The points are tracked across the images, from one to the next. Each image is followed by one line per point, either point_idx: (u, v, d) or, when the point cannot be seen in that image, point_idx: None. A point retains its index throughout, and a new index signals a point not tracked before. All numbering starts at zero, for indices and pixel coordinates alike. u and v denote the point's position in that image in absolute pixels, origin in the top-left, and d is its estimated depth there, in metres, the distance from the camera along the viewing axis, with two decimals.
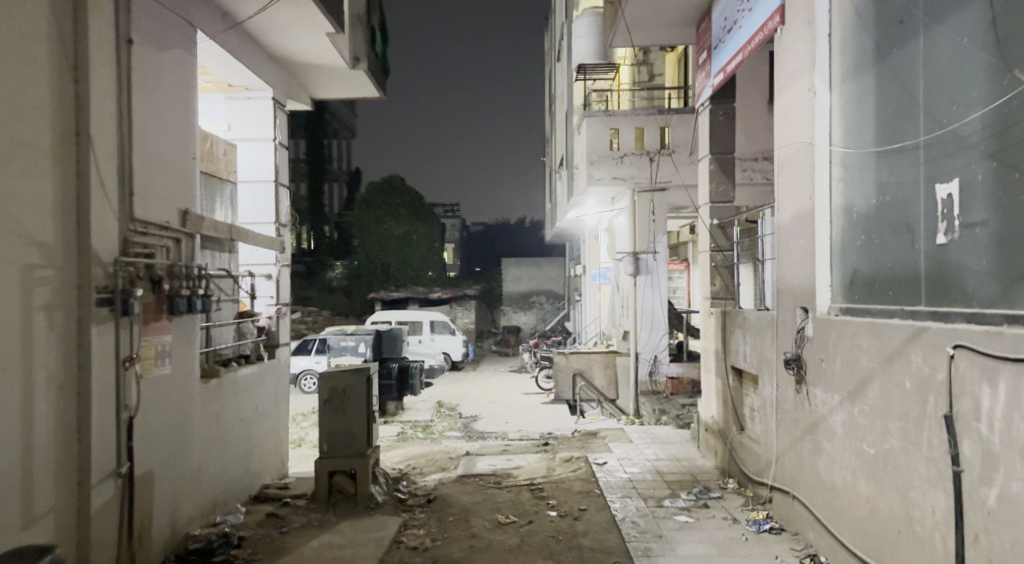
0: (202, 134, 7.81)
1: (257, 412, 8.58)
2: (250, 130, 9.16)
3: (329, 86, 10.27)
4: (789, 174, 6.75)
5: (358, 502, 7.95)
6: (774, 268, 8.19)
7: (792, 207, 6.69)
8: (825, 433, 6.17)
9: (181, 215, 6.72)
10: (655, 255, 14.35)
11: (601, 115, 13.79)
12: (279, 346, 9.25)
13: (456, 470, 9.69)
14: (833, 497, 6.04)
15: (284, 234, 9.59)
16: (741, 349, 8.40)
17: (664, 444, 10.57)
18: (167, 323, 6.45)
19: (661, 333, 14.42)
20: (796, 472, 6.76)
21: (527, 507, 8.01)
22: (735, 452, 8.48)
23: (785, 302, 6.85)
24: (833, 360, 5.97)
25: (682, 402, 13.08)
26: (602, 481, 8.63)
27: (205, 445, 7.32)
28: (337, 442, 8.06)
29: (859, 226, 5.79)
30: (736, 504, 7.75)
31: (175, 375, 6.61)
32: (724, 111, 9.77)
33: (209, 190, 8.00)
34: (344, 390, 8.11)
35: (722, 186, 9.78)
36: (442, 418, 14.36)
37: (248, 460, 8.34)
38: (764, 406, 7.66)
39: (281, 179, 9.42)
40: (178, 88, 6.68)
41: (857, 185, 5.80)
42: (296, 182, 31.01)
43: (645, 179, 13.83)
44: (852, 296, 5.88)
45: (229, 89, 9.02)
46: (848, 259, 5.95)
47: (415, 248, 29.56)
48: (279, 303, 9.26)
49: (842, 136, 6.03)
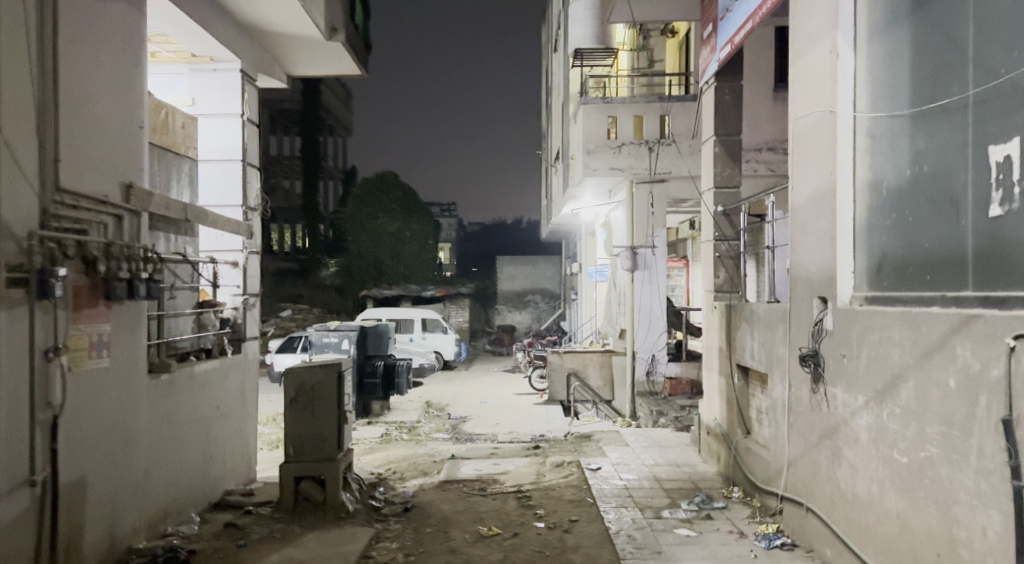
0: (156, 102, 7.09)
1: (218, 411, 7.84)
2: (217, 105, 8.45)
3: (304, 59, 9.53)
4: (807, 149, 6.03)
5: (327, 511, 7.22)
6: (774, 254, 7.62)
7: (809, 185, 5.97)
8: (847, 439, 5.45)
9: (125, 189, 6.01)
10: (654, 250, 13.66)
11: (598, 103, 12.95)
12: (246, 341, 8.46)
13: (438, 476, 8.96)
14: (855, 511, 5.32)
15: (253, 218, 8.82)
16: (748, 345, 7.68)
17: (663, 447, 9.87)
18: (105, 310, 5.75)
19: (659, 332, 13.62)
20: (811, 483, 6.04)
21: (512, 518, 7.28)
22: (740, 458, 7.77)
23: (800, 292, 6.14)
24: (857, 357, 5.27)
25: (681, 404, 12.43)
26: (596, 490, 7.89)
27: (153, 447, 6.58)
28: (304, 445, 7.32)
29: (889, 202, 5.09)
30: (743, 515, 7.04)
31: (115, 369, 5.89)
32: (731, 89, 9.05)
33: (163, 165, 7.30)
34: (313, 388, 7.36)
35: (728, 171, 9.06)
36: (430, 419, 13.68)
37: (207, 464, 7.60)
38: (773, 408, 6.96)
39: (249, 159, 8.68)
40: (124, 47, 5.99)
41: (888, 156, 5.09)
42: (288, 179, 30.78)
43: (644, 169, 13.07)
44: (881, 283, 5.18)
45: (193, 59, 8.29)
46: (876, 241, 5.26)
47: (411, 244, 28.64)
48: (246, 293, 8.50)
49: (871, 103, 5.32)
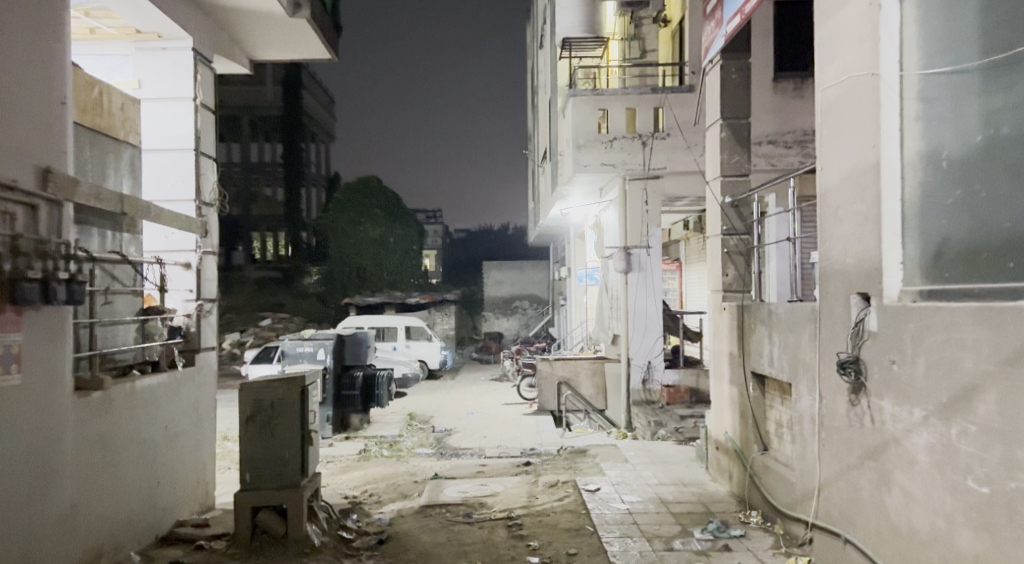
0: (88, 78, 6.22)
1: (166, 432, 6.89)
2: (165, 87, 7.49)
3: (264, 39, 8.58)
4: (837, 121, 5.16)
5: (289, 546, 6.30)
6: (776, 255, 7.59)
7: (841, 163, 5.11)
8: (898, 460, 4.60)
9: (41, 174, 5.11)
10: (649, 250, 12.73)
11: (588, 95, 12.09)
12: (201, 351, 7.51)
13: (418, 500, 8.03)
14: (910, 547, 4.50)
15: (209, 215, 7.87)
16: (765, 351, 6.82)
17: (666, 464, 8.98)
18: (14, 317, 4.88)
19: (655, 336, 12.71)
20: (850, 509, 5.17)
21: (502, 552, 6.36)
22: (758, 478, 6.93)
23: (832, 289, 5.26)
24: (912, 364, 4.45)
25: (681, 414, 11.53)
26: (596, 516, 7.00)
27: (83, 476, 5.64)
28: (262, 470, 6.40)
29: (950, 177, 4.32)
30: (765, 545, 6.20)
31: (28, 386, 5.03)
32: (738, 68, 8.14)
33: (96, 150, 6.40)
34: (273, 405, 6.44)
35: (735, 158, 8.13)
36: (413, 432, 12.74)
37: (154, 494, 6.66)
38: (798, 422, 6.09)
39: (203, 148, 7.72)
40: (36, 8, 5.10)
41: (950, 120, 4.33)
42: (268, 187, 29.34)
43: (637, 165, 12.17)
44: (939, 275, 4.38)
45: (138, 36, 7.36)
46: (930, 223, 4.46)
47: (394, 250, 27.78)
48: (201, 297, 7.57)
49: (922, 60, 4.51)
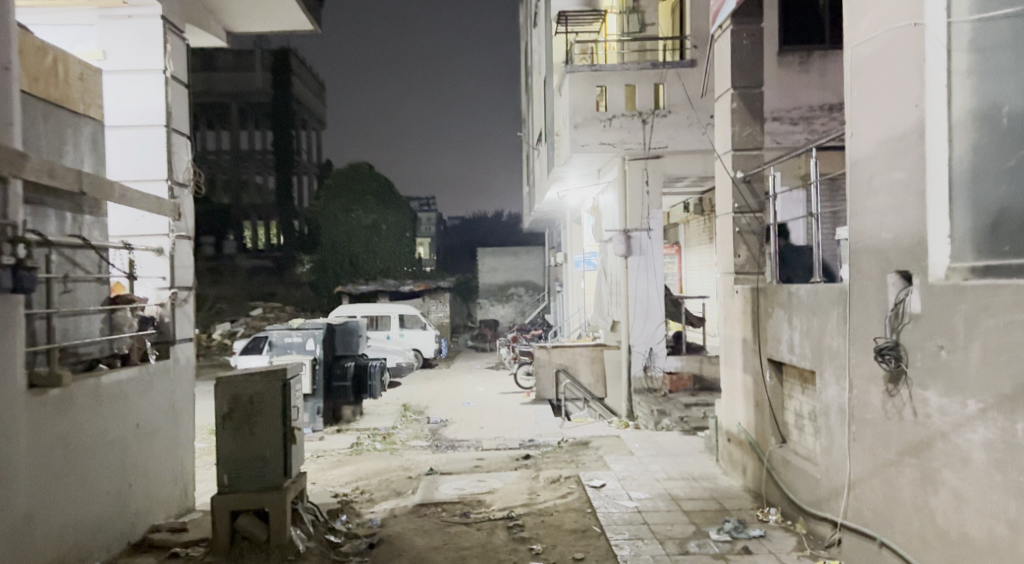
0: (42, 44, 5.68)
1: (138, 431, 6.36)
2: (132, 59, 6.93)
3: (240, 8, 7.99)
4: (870, 81, 4.63)
5: (271, 553, 5.77)
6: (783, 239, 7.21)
7: (874, 127, 4.59)
8: (946, 458, 4.11)
9: None
10: (650, 233, 12.14)
11: (586, 71, 11.50)
12: (176, 344, 6.98)
13: (412, 497, 7.52)
14: (962, 553, 4.02)
15: (183, 197, 7.32)
16: (784, 337, 6.30)
17: (673, 456, 8.48)
18: None
19: (657, 322, 12.15)
20: (886, 510, 4.66)
21: (501, 556, 5.88)
22: (776, 473, 6.43)
23: (863, 267, 4.73)
24: (965, 349, 3.96)
25: (686, 402, 11.02)
26: (603, 516, 6.49)
27: (40, 480, 5.13)
28: (242, 471, 5.88)
29: (1011, 136, 3.88)
30: (787, 547, 5.69)
31: None
32: (749, 33, 7.58)
33: (51, 124, 5.86)
34: (251, 401, 5.92)
35: (747, 131, 7.58)
36: (407, 424, 12.20)
37: (125, 498, 6.14)
38: (823, 413, 5.58)
39: (175, 124, 7.15)
40: None
41: (1011, 72, 3.88)
42: (259, 175, 28.98)
43: (637, 144, 11.59)
44: (997, 248, 3.94)
45: (101, 2, 6.77)
46: (984, 189, 4.00)
47: (387, 238, 26.85)
48: (175, 286, 7.05)
49: (975, 5, 4.03)
